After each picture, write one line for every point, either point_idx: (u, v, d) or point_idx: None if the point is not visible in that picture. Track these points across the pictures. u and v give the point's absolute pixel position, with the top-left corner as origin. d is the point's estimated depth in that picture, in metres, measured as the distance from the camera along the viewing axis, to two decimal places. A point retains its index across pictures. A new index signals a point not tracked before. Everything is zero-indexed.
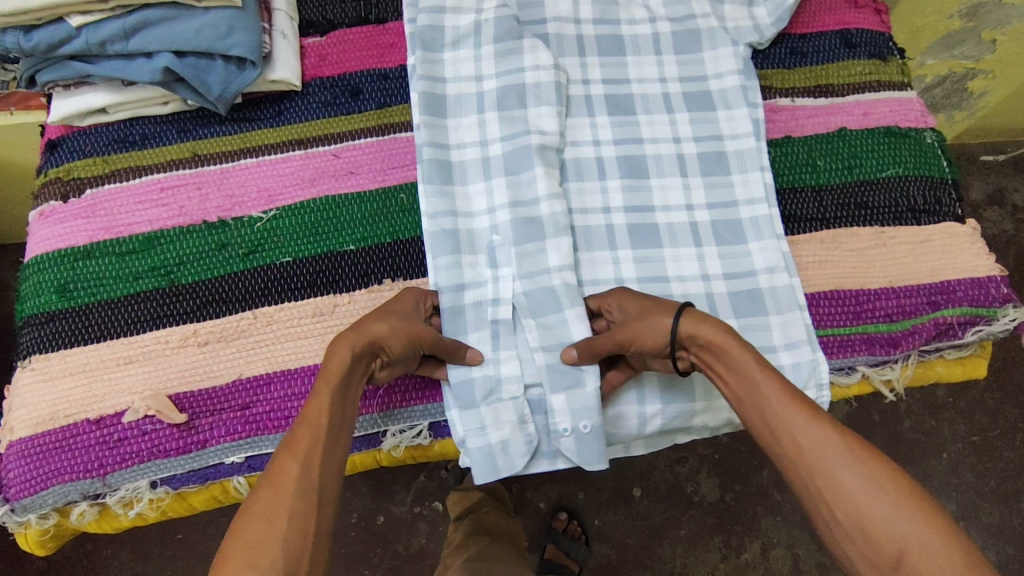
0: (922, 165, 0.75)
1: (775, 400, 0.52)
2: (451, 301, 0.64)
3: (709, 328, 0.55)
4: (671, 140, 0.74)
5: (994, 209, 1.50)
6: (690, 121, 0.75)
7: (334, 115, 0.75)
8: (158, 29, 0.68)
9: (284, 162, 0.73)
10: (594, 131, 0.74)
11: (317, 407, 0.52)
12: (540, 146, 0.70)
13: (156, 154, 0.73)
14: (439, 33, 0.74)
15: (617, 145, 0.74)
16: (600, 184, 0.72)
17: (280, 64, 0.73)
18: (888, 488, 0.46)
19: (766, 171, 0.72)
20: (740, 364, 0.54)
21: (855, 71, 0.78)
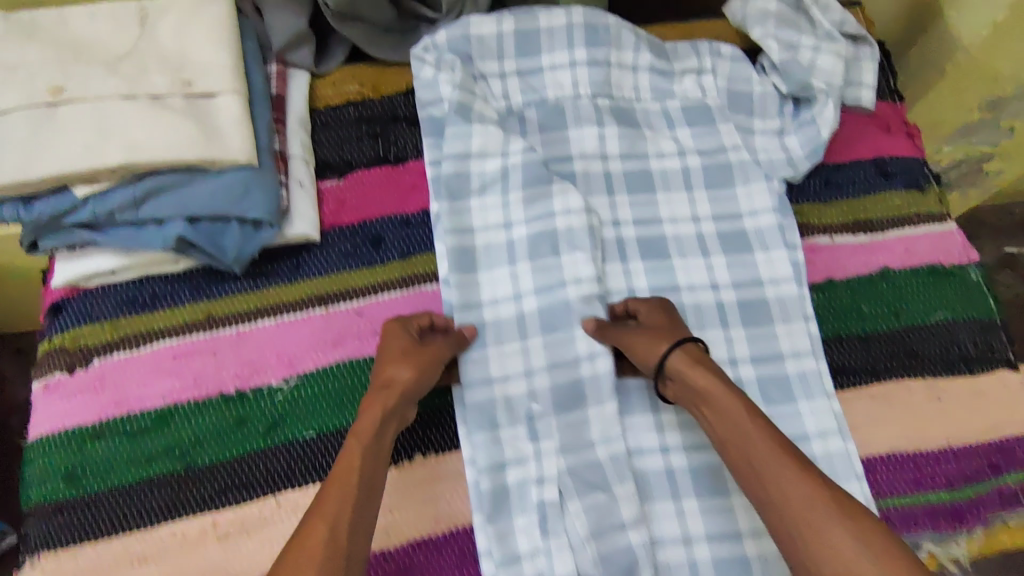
0: (970, 307, 0.73)
1: (757, 440, 0.54)
2: (493, 484, 0.61)
3: (700, 367, 0.59)
4: (709, 287, 0.71)
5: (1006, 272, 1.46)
6: (727, 266, 0.72)
7: (355, 267, 0.71)
8: (170, 196, 0.63)
9: (304, 322, 0.69)
10: (628, 278, 0.71)
11: (349, 455, 0.55)
12: (578, 304, 0.68)
13: (167, 316, 0.69)
14: (465, 181, 0.72)
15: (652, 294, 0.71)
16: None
17: (298, 217, 0.69)
18: (850, 523, 0.48)
19: (811, 320, 0.69)
20: (727, 406, 0.56)
21: (893, 203, 0.76)
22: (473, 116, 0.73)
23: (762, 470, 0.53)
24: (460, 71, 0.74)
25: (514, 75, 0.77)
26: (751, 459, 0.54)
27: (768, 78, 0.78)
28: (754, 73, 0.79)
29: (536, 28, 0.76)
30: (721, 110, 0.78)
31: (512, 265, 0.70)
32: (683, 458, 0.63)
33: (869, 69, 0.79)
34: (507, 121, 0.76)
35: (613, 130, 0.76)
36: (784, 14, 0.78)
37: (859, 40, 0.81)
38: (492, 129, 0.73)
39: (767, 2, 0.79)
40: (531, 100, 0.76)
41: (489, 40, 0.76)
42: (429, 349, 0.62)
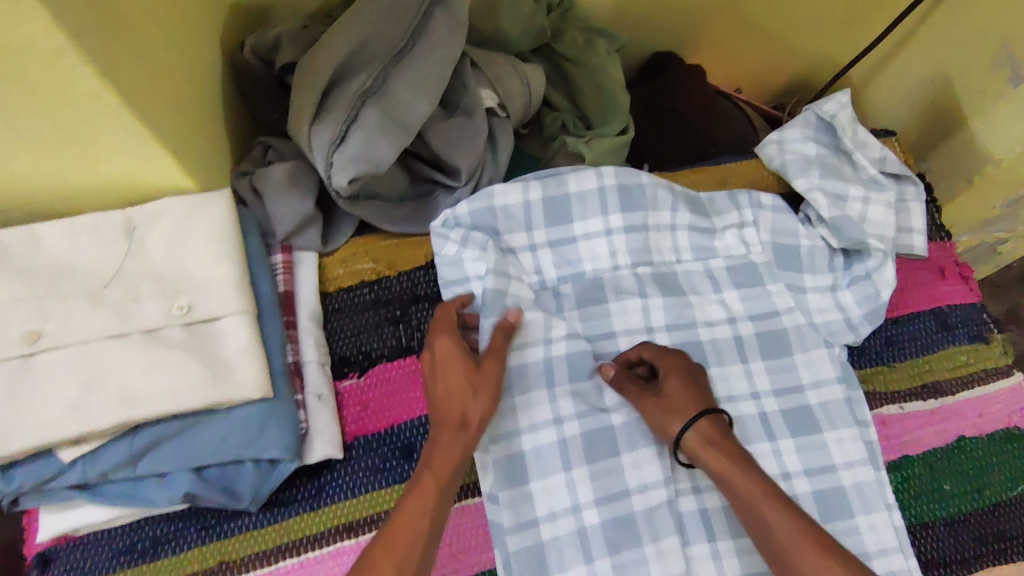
0: None
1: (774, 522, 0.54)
2: None
3: (722, 445, 0.58)
4: (780, 477, 0.65)
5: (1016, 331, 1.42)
6: (797, 450, 0.66)
7: (386, 484, 0.63)
8: (173, 445, 0.55)
9: (333, 558, 0.60)
10: (691, 473, 0.64)
11: (428, 482, 0.53)
12: (647, 511, 0.63)
13: (172, 566, 0.59)
14: (505, 377, 0.65)
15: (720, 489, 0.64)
16: (709, 547, 0.62)
17: (319, 438, 0.61)
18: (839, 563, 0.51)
19: (893, 509, 0.64)
20: (739, 485, 0.56)
21: (959, 360, 0.71)
22: (510, 301, 0.67)
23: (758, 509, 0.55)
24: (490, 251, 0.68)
25: (546, 248, 0.70)
26: (748, 489, 0.55)
27: (815, 230, 0.73)
28: (800, 225, 0.74)
29: (566, 196, 0.71)
30: (771, 269, 0.73)
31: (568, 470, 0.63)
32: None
33: (917, 212, 0.75)
34: (544, 300, 0.69)
35: (658, 300, 0.70)
36: (823, 160, 0.75)
37: (903, 180, 0.77)
38: (533, 314, 0.67)
39: (804, 146, 0.76)
40: (567, 274, 0.71)
41: (517, 212, 0.70)
42: (491, 361, 0.59)
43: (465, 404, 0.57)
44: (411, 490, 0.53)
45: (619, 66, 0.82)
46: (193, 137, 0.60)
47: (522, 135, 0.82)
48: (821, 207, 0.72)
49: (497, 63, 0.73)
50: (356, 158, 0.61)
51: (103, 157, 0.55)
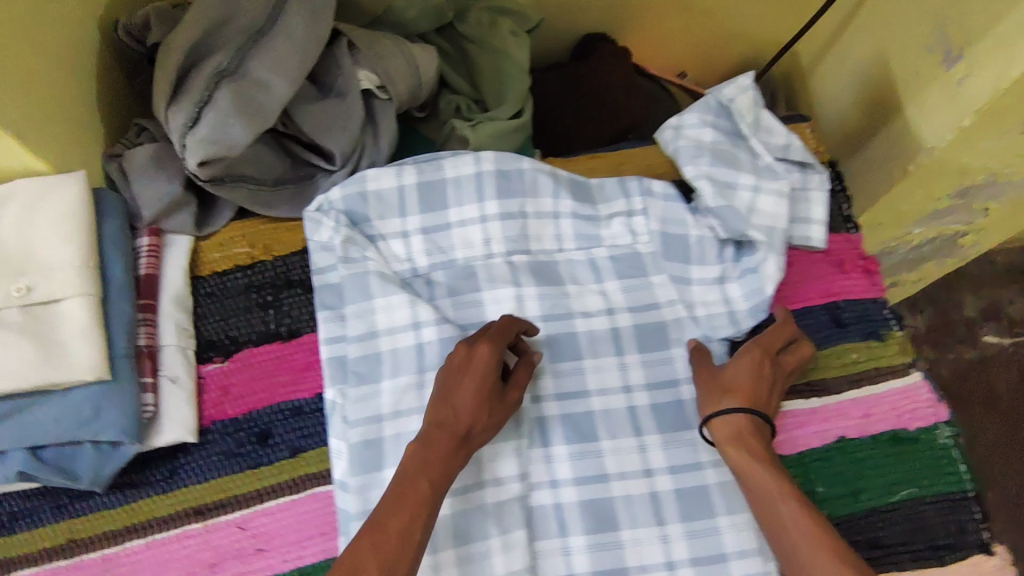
0: (939, 479, 0.65)
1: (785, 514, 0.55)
2: None
3: (742, 441, 0.59)
4: (642, 473, 0.63)
5: (991, 325, 1.31)
6: (663, 447, 0.64)
7: (239, 469, 0.63)
8: (8, 424, 0.56)
9: (179, 541, 0.61)
10: (550, 466, 0.63)
11: (416, 487, 0.53)
12: (497, 503, 0.61)
13: (27, 541, 0.61)
14: (374, 362, 0.65)
15: (578, 484, 0.63)
16: (561, 541, 0.61)
17: (170, 421, 0.62)
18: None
19: None
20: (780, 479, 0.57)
21: (849, 358, 0.68)
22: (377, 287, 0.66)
23: (791, 537, 0.54)
24: (359, 234, 0.68)
25: (419, 233, 0.69)
26: (782, 520, 0.55)
27: (703, 219, 0.70)
28: (689, 215, 0.71)
29: (441, 180, 0.69)
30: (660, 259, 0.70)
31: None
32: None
33: (819, 202, 0.71)
34: (414, 287, 0.68)
35: (532, 290, 0.68)
36: (717, 148, 0.71)
37: (807, 170, 0.72)
38: (399, 301, 0.66)
39: (700, 133, 0.72)
40: (441, 261, 0.69)
41: (390, 196, 0.69)
42: (512, 391, 0.60)
43: (478, 418, 0.57)
44: (410, 483, 0.53)
45: (524, 47, 0.79)
46: (52, 119, 0.60)
47: (417, 118, 0.79)
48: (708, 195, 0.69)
49: (381, 43, 0.70)
50: (207, 140, 0.60)
51: None
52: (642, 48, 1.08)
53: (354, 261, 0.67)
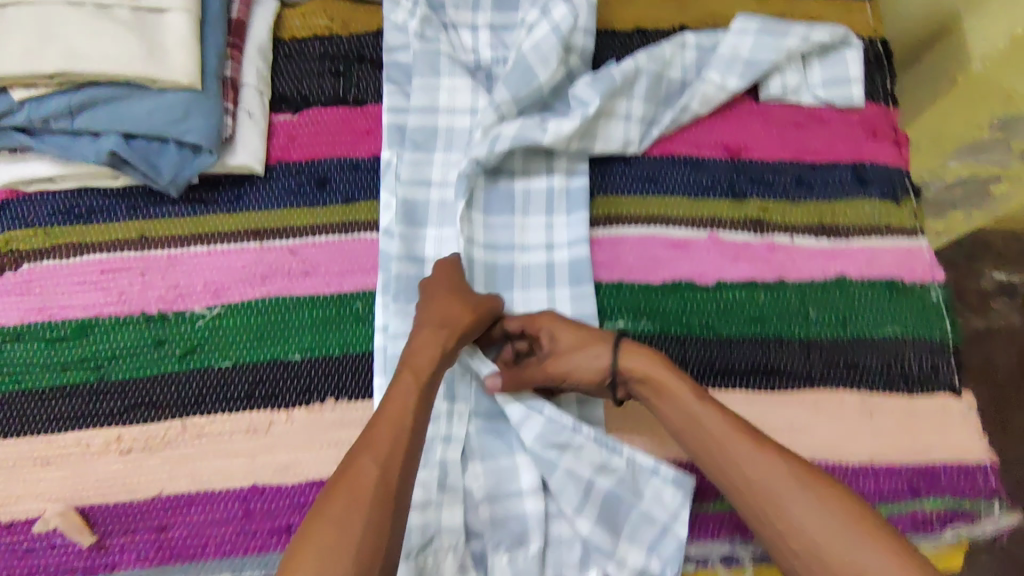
0: (922, 326, 0.69)
1: (714, 428, 0.54)
2: None
3: (653, 360, 0.58)
4: (544, 247, 0.68)
5: None
6: (568, 223, 0.69)
7: (296, 205, 0.70)
8: (107, 110, 0.63)
9: (236, 254, 0.68)
10: (549, 232, 0.69)
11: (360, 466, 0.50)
12: (524, 267, 0.68)
13: (100, 231, 0.68)
14: (430, 134, 0.71)
15: (575, 246, 0.68)
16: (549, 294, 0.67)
17: (243, 147, 0.68)
18: (874, 543, 0.48)
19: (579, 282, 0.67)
20: (674, 393, 0.56)
21: (864, 211, 0.72)
22: (443, 69, 0.72)
23: (781, 508, 0.50)
24: (430, 18, 0.73)
25: (489, 32, 0.74)
26: (768, 486, 0.51)
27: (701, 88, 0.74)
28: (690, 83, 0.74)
29: None
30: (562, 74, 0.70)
31: (467, 216, 0.68)
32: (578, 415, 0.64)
33: (853, 62, 0.76)
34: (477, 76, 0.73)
35: None
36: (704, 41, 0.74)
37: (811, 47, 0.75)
38: (462, 85, 0.71)
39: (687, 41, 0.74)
40: (503, 56, 0.73)
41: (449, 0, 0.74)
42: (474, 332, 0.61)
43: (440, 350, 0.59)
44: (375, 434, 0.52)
45: None
46: None
47: None
48: (647, 69, 0.71)
49: None
50: None
51: None
52: None
53: (427, 43, 0.72)
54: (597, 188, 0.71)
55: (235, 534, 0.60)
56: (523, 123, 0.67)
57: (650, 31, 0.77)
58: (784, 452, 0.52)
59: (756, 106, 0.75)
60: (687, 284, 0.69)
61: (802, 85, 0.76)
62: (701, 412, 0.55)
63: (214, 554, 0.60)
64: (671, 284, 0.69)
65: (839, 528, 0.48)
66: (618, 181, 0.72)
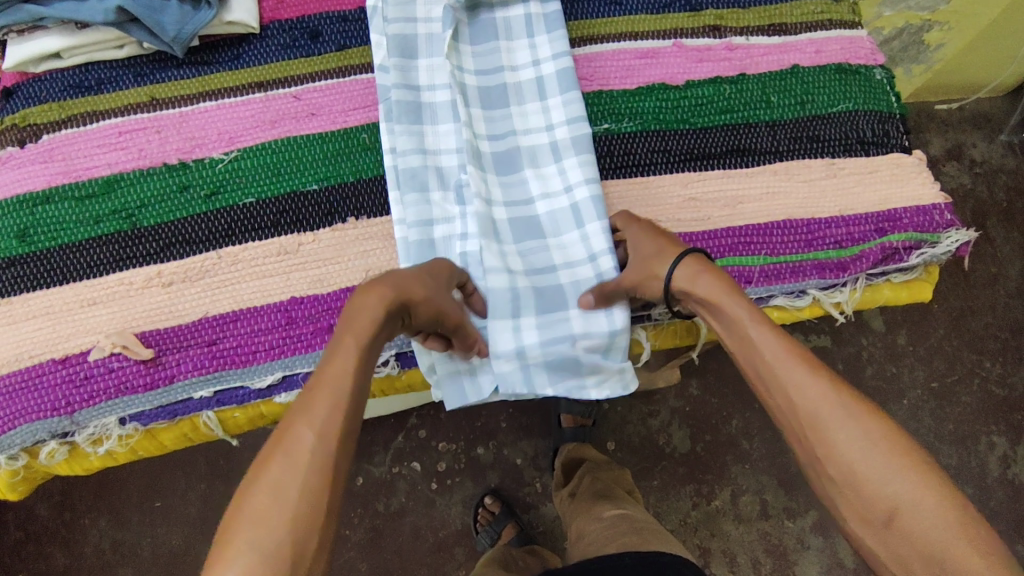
0: (871, 100, 0.77)
1: (771, 348, 0.52)
2: (420, 235, 0.67)
3: (710, 278, 0.57)
4: (530, 66, 0.74)
5: (952, 163, 1.35)
6: (549, 43, 0.75)
7: (295, 57, 0.75)
8: None
9: (244, 105, 0.73)
10: (533, 52, 0.75)
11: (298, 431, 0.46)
12: (514, 84, 0.74)
13: (113, 99, 0.73)
14: None
15: (556, 61, 0.74)
16: (542, 104, 0.73)
17: (237, 5, 0.73)
18: (915, 476, 0.45)
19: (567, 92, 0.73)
20: (731, 317, 0.55)
21: (808, 10, 0.80)
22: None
23: (825, 439, 0.48)
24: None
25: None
26: (816, 412, 0.49)
27: None
28: None
29: None
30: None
31: (455, 47, 0.74)
32: (587, 188, 0.67)
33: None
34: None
35: None
36: None
37: None
38: None
39: None
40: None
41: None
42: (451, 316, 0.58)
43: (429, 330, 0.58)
44: (313, 405, 0.47)
45: None
46: None
47: None
48: None
49: None
50: None
51: None
52: None
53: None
54: (569, 14, 0.78)
55: (280, 340, 0.65)
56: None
57: None
58: (839, 384, 0.50)
59: None
60: (660, 86, 0.76)
61: None
62: (761, 336, 0.53)
63: (264, 356, 0.65)
64: (646, 87, 0.76)
65: (885, 457, 0.46)
66: (587, 6, 0.79)
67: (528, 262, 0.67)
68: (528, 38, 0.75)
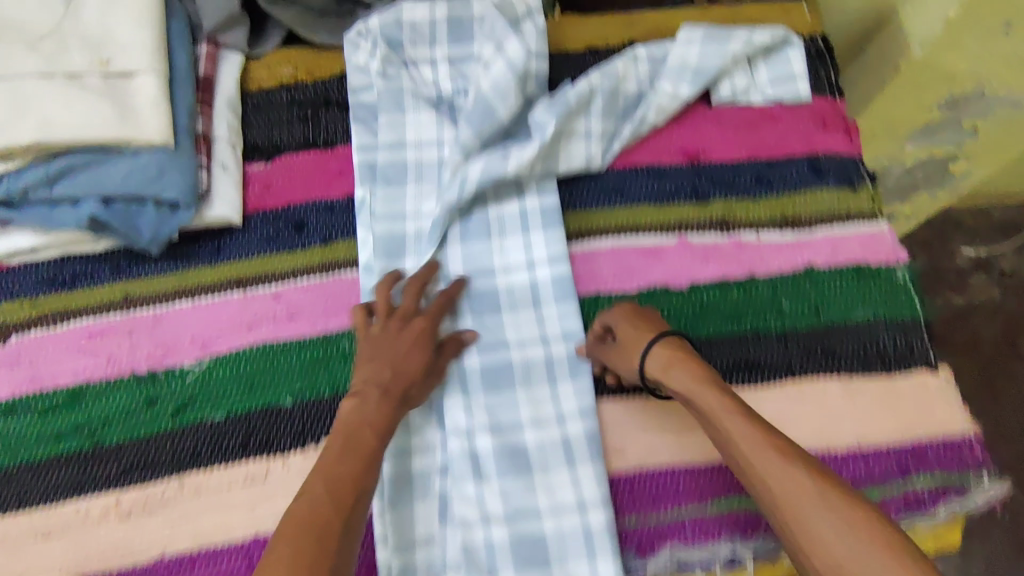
0: (893, 308, 0.71)
1: (754, 456, 0.52)
2: (395, 470, 0.62)
3: (682, 360, 0.58)
4: (525, 267, 0.70)
5: (982, 275, 1.27)
6: (545, 242, 0.71)
7: (276, 251, 0.71)
8: (84, 174, 0.64)
9: (221, 305, 0.69)
10: (528, 251, 0.71)
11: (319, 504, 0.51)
12: (507, 287, 0.70)
13: (86, 296, 0.70)
14: (401, 170, 0.72)
15: (552, 265, 0.70)
16: (535, 313, 0.69)
17: (219, 199, 0.70)
18: (874, 548, 0.47)
19: (562, 303, 0.68)
20: (706, 402, 0.56)
21: (824, 201, 0.75)
22: (407, 107, 0.74)
23: (797, 517, 0.49)
24: (398, 54, 0.75)
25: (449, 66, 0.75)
26: (792, 498, 0.50)
27: (660, 84, 0.75)
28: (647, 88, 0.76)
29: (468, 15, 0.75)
30: (521, 104, 0.72)
31: (445, 252, 0.71)
32: (580, 423, 0.64)
33: (797, 58, 0.78)
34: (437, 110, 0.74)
35: None
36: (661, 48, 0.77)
37: (757, 59, 0.78)
38: (427, 117, 0.73)
39: (640, 49, 0.76)
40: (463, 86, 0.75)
41: (415, 40, 0.75)
42: (421, 320, 0.63)
43: (415, 382, 0.61)
44: (337, 459, 0.54)
45: None
46: None
47: None
48: (601, 88, 0.73)
49: None
50: None
51: None
52: None
53: (391, 81, 0.74)
54: (566, 203, 0.74)
55: None
56: (487, 159, 0.69)
57: (602, 50, 0.80)
58: (819, 471, 0.51)
59: (710, 109, 0.78)
60: (662, 291, 0.71)
61: (751, 86, 0.78)
62: (744, 435, 0.53)
63: None
64: (647, 290, 0.71)
65: (863, 548, 0.47)
66: (585, 194, 0.74)
67: (510, 507, 0.62)
68: (523, 232, 0.71)
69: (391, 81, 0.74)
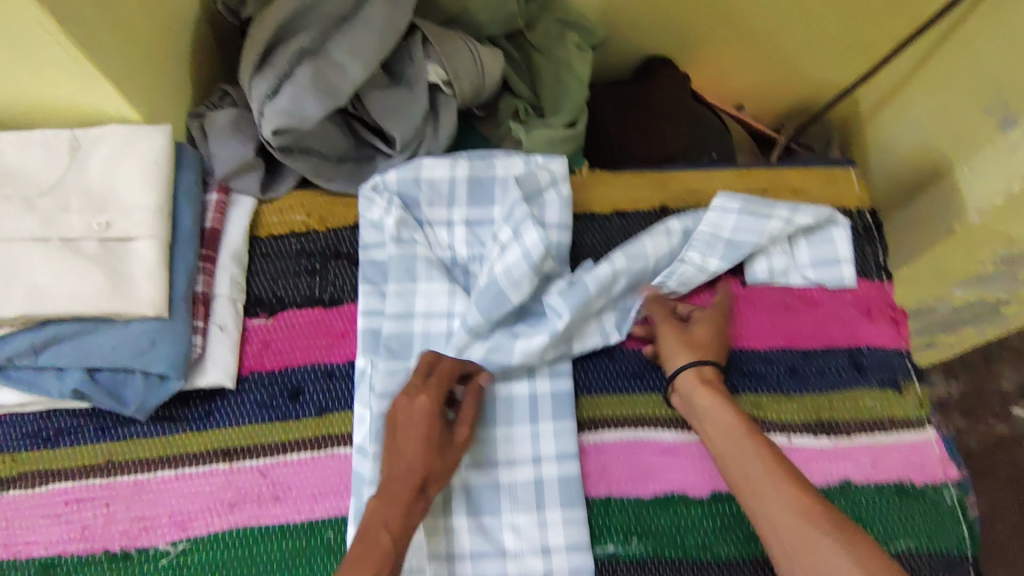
0: (937, 537, 0.64)
1: (769, 483, 0.55)
2: None
3: (715, 395, 0.62)
4: (531, 461, 0.65)
5: None
6: (555, 434, 0.65)
7: (268, 420, 0.67)
8: (71, 344, 0.61)
9: (204, 478, 0.65)
10: (536, 442, 0.65)
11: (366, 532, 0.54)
12: (510, 482, 0.64)
13: (67, 456, 0.66)
14: (407, 341, 0.69)
15: (560, 461, 0.64)
16: (537, 515, 0.63)
17: (213, 365, 0.66)
18: None
19: (568, 508, 0.63)
20: (727, 424, 0.60)
21: (864, 404, 0.69)
22: (419, 273, 0.70)
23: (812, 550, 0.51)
24: (415, 211, 0.73)
25: (466, 228, 0.73)
26: (798, 548, 0.51)
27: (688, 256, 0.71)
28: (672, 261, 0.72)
29: (491, 176, 0.73)
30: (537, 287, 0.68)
31: None
32: None
33: (842, 239, 0.73)
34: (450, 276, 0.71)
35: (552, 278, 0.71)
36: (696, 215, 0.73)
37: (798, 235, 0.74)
38: (439, 284, 0.70)
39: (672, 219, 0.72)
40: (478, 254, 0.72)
41: (433, 199, 0.73)
42: (421, 397, 0.59)
43: (429, 465, 0.57)
44: (379, 514, 0.55)
45: (586, 63, 0.83)
46: (141, 64, 0.65)
47: (478, 117, 0.83)
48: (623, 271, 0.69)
49: (451, 41, 0.74)
50: (283, 112, 0.65)
51: (54, 78, 0.61)
52: (707, 82, 1.07)
53: (405, 242, 0.71)
54: (582, 385, 0.69)
55: None
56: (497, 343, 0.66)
57: (631, 214, 0.75)
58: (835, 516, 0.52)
59: (744, 289, 0.73)
60: (680, 497, 0.65)
61: (790, 266, 0.74)
62: (768, 488, 0.55)
63: None
64: (663, 497, 0.65)
65: None
66: (602, 377, 0.69)
67: None
68: (532, 419, 0.66)
69: (405, 242, 0.71)
